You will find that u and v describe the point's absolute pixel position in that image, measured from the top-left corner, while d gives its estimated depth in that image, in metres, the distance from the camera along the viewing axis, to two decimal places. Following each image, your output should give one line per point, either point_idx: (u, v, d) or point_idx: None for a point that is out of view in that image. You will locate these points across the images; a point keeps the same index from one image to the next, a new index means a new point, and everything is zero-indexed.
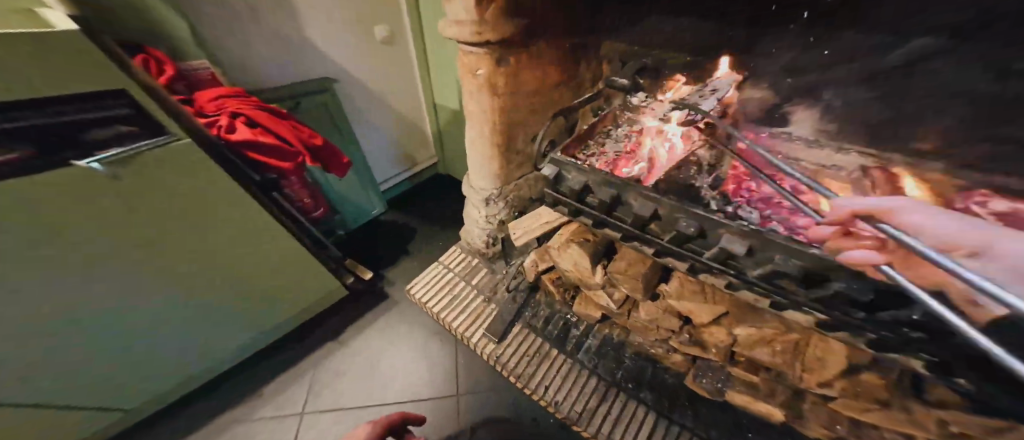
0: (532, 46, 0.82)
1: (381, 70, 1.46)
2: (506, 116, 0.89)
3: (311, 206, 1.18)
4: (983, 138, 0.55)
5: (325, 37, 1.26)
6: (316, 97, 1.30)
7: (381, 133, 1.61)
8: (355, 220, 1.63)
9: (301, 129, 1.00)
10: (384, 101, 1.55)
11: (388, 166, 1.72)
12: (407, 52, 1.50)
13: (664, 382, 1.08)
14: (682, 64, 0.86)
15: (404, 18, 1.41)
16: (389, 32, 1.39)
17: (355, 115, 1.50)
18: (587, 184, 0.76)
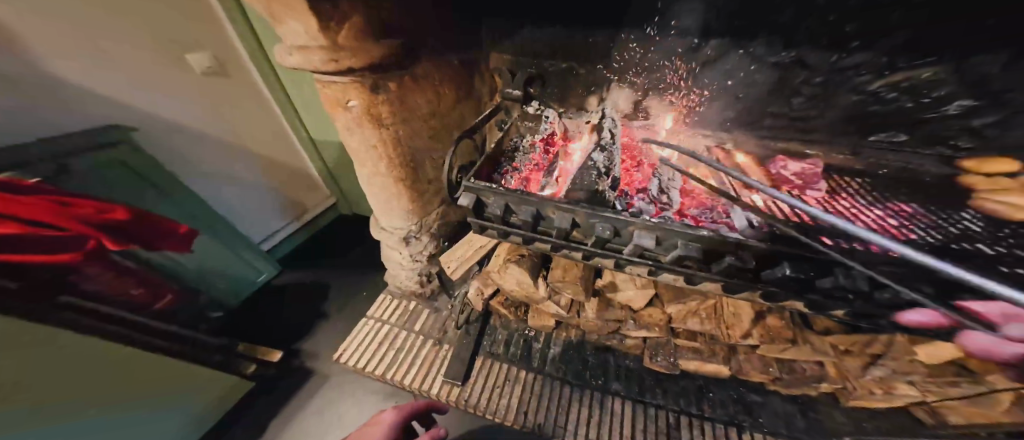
0: (414, 69, 0.75)
1: (216, 107, 1.11)
2: (402, 146, 0.81)
3: (147, 298, 0.90)
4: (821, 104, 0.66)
5: (105, 77, 0.88)
6: (109, 154, 0.88)
7: (240, 183, 1.27)
8: (234, 295, 1.27)
9: (78, 203, 0.68)
10: (236, 146, 1.21)
11: (269, 218, 1.42)
12: (251, 82, 1.16)
13: (628, 369, 1.12)
14: (563, 70, 0.87)
15: (234, 40, 1.06)
16: (214, 62, 1.04)
17: (192, 170, 1.13)
18: (507, 206, 0.71)
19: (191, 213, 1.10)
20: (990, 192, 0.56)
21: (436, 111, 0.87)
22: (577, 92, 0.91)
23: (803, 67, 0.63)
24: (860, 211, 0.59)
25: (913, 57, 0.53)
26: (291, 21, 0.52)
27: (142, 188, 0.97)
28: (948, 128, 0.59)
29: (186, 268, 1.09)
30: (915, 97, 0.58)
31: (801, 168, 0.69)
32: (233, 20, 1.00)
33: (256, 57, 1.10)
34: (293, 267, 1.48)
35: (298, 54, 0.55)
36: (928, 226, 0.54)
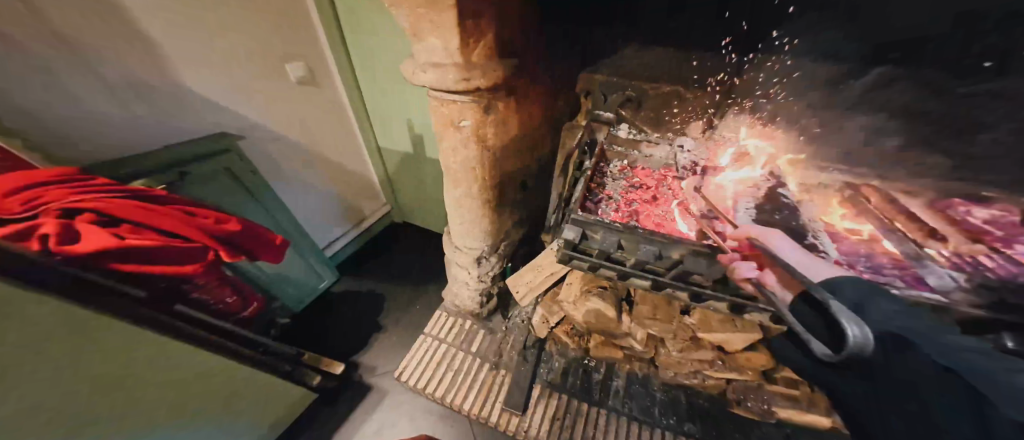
0: (518, 87, 0.71)
1: (305, 117, 1.14)
2: (495, 167, 0.77)
3: (240, 304, 0.92)
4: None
5: (221, 86, 0.91)
6: (218, 161, 0.91)
7: (316, 190, 1.30)
8: (297, 301, 1.29)
9: (203, 213, 0.71)
10: (316, 156, 1.24)
11: (332, 226, 1.42)
12: (334, 91, 1.19)
13: (704, 410, 0.99)
14: (662, 94, 0.78)
15: (324, 51, 1.11)
16: (307, 72, 1.08)
17: (278, 176, 1.15)
18: (620, 243, 0.66)
19: (275, 219, 1.11)
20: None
21: (526, 130, 0.83)
22: (678, 117, 0.81)
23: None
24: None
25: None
26: (433, 39, 0.49)
27: (236, 194, 0.98)
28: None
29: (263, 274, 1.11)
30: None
31: (991, 214, 0.54)
32: (330, 31, 1.04)
33: (342, 66, 1.13)
34: (349, 274, 1.49)
35: (432, 72, 0.53)
36: None
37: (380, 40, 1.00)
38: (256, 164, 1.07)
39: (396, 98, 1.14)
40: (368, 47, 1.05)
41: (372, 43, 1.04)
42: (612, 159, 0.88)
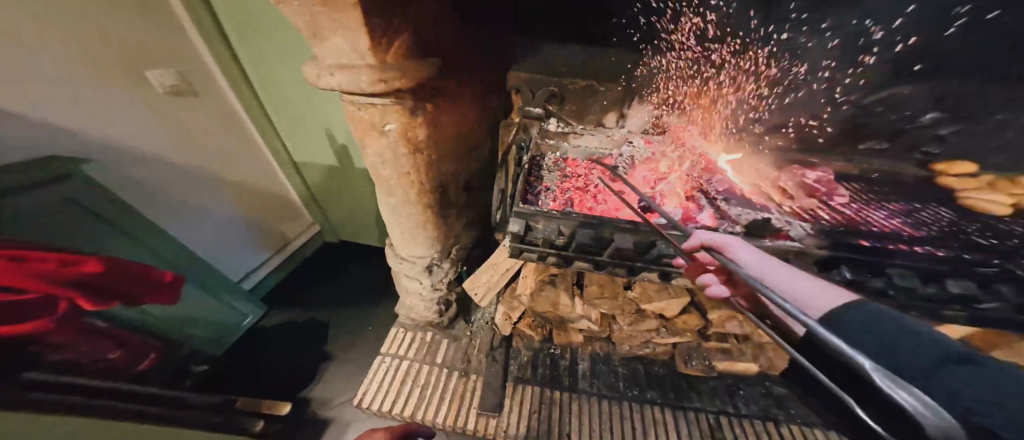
0: (444, 88, 0.70)
1: (183, 130, 0.94)
2: (432, 171, 0.75)
3: (124, 356, 0.81)
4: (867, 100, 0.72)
5: (52, 102, 0.69)
6: (57, 188, 0.68)
7: (215, 216, 1.09)
8: (218, 344, 1.09)
9: (42, 260, 0.63)
10: (210, 176, 1.04)
11: (248, 252, 1.24)
12: (222, 101, 1.01)
13: (658, 375, 1.13)
14: (579, 89, 0.86)
15: (202, 54, 0.92)
16: (179, 79, 0.89)
17: (156, 204, 0.92)
18: (561, 230, 0.70)
19: (163, 256, 0.90)
20: (968, 191, 0.69)
21: (460, 132, 0.82)
22: (594, 110, 0.91)
23: (807, 83, 0.75)
24: (872, 210, 0.66)
25: (892, 79, 0.68)
26: (336, 38, 0.45)
27: (97, 228, 0.76)
28: (923, 138, 0.73)
29: (161, 321, 0.90)
30: (898, 111, 0.72)
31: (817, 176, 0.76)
32: (206, 30, 0.88)
33: (229, 72, 0.97)
34: (283, 306, 1.32)
35: (340, 73, 0.48)
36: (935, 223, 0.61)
37: (280, 42, 0.90)
38: (120, 194, 0.85)
39: (312, 107, 1.03)
40: (265, 51, 0.93)
41: (270, 41, 0.90)
42: (547, 152, 0.92)
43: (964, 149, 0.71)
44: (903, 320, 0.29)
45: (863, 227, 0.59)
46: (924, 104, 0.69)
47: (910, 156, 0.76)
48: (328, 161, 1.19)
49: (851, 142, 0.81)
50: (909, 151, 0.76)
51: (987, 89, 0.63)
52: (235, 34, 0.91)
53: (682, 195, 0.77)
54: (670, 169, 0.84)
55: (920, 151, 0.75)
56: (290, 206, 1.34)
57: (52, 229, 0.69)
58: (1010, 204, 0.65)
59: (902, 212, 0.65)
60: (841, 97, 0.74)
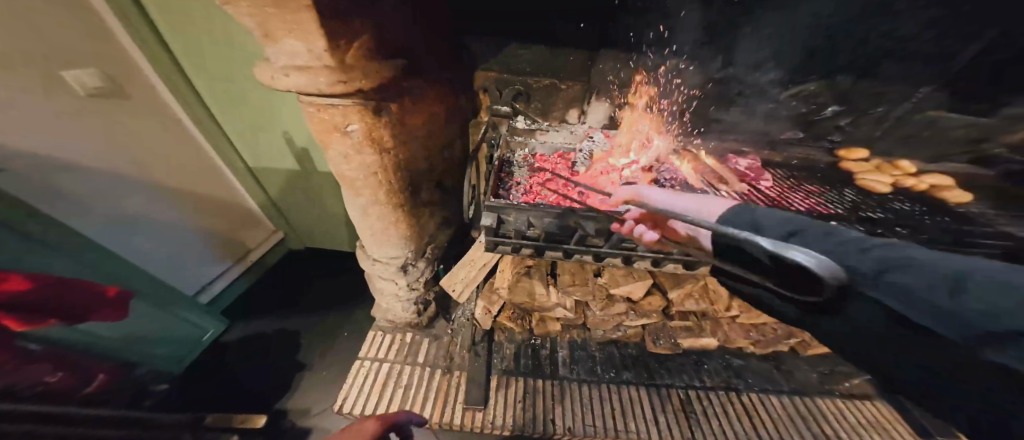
0: (411, 87, 0.71)
1: (112, 135, 0.84)
2: (401, 171, 0.75)
3: (74, 380, 0.74)
4: (808, 80, 0.81)
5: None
6: None
7: (159, 228, 1.00)
8: (176, 361, 1.05)
9: None
10: (149, 186, 0.94)
11: (199, 265, 1.15)
12: (157, 101, 0.91)
13: (634, 357, 1.22)
14: (544, 86, 0.94)
15: (127, 50, 0.83)
16: (103, 79, 0.79)
17: (87, 219, 0.82)
18: (529, 221, 0.74)
19: (107, 270, 0.82)
20: (862, 172, 0.83)
21: (430, 132, 0.84)
22: (558, 107, 0.99)
23: (738, 81, 0.84)
24: (790, 191, 0.77)
25: (801, 77, 0.81)
26: (289, 39, 0.44)
27: (28, 249, 0.67)
28: (823, 128, 0.88)
29: (113, 341, 0.85)
30: (807, 104, 0.85)
31: (748, 163, 0.87)
32: (131, 24, 0.79)
33: (164, 72, 0.88)
34: (251, 317, 1.27)
35: (297, 73, 0.48)
36: (843, 202, 0.73)
37: (228, 42, 0.84)
38: (43, 210, 0.75)
39: (267, 109, 0.99)
40: (208, 50, 0.86)
41: (215, 40, 0.84)
42: (515, 149, 0.97)
43: (859, 137, 0.87)
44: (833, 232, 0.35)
45: (785, 207, 0.70)
46: (828, 99, 0.83)
47: (820, 144, 0.90)
48: (289, 165, 1.14)
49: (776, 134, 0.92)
50: (819, 140, 0.90)
51: (864, 86, 0.79)
52: (170, 30, 0.83)
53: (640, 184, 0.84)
54: (628, 161, 0.90)
55: (827, 140, 0.89)
56: (246, 214, 1.27)
57: None
58: (892, 183, 0.79)
59: (815, 192, 0.78)
60: (772, 93, 0.85)
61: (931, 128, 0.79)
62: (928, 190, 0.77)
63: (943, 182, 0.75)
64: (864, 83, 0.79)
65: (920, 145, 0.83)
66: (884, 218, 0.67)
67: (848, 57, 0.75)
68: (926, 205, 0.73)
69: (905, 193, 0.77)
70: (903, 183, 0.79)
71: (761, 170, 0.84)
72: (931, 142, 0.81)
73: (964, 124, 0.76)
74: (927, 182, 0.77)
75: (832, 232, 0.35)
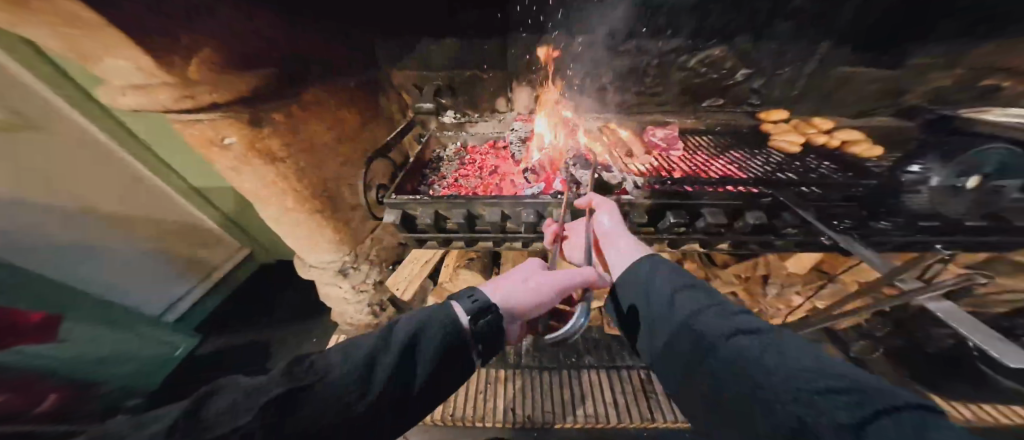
0: (302, 96, 0.72)
1: (28, 163, 0.81)
2: (309, 177, 0.77)
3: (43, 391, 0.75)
4: (711, 38, 0.77)
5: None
6: None
7: (110, 253, 1.01)
8: (144, 379, 1.06)
9: None
10: (89, 213, 0.94)
11: (161, 286, 1.16)
12: (76, 129, 0.90)
13: (596, 341, 1.24)
14: (465, 77, 0.93)
15: (34, 87, 0.82)
16: (4, 112, 0.77)
17: (20, 249, 0.81)
18: (437, 213, 0.75)
19: (35, 293, 0.83)
20: (779, 132, 0.79)
21: (342, 136, 0.85)
22: (486, 98, 0.98)
23: (642, 53, 0.82)
24: (700, 158, 0.71)
25: (704, 39, 0.77)
26: (112, 59, 0.44)
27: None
28: (740, 92, 0.85)
29: (68, 364, 0.87)
30: (718, 69, 0.82)
31: (666, 132, 0.80)
32: (19, 54, 0.77)
33: (76, 102, 0.88)
34: (221, 331, 1.28)
35: (136, 94, 0.48)
36: (758, 166, 0.68)
37: None
38: None
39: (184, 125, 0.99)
40: None
41: None
42: (449, 144, 0.97)
43: (776, 97, 0.84)
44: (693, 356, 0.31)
45: (690, 175, 0.64)
46: (735, 62, 0.80)
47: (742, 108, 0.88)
48: None
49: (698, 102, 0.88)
50: (739, 104, 0.87)
51: (762, 47, 0.77)
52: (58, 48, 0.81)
53: (551, 166, 0.83)
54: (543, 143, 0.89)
55: (747, 103, 0.87)
56: (204, 233, 1.28)
57: None
58: (804, 141, 0.76)
59: (735, 158, 0.72)
60: (687, 62, 0.82)
61: (851, 82, 0.81)
62: (840, 146, 0.75)
63: (853, 137, 0.73)
64: (762, 44, 0.77)
65: (845, 104, 0.84)
66: (795, 178, 0.62)
67: (742, 19, 0.73)
68: (835, 160, 0.71)
69: (816, 150, 0.74)
70: (816, 140, 0.76)
71: (672, 140, 0.78)
72: (857, 99, 0.83)
73: (877, 79, 0.79)
74: (838, 139, 0.75)
75: (698, 346, 0.30)
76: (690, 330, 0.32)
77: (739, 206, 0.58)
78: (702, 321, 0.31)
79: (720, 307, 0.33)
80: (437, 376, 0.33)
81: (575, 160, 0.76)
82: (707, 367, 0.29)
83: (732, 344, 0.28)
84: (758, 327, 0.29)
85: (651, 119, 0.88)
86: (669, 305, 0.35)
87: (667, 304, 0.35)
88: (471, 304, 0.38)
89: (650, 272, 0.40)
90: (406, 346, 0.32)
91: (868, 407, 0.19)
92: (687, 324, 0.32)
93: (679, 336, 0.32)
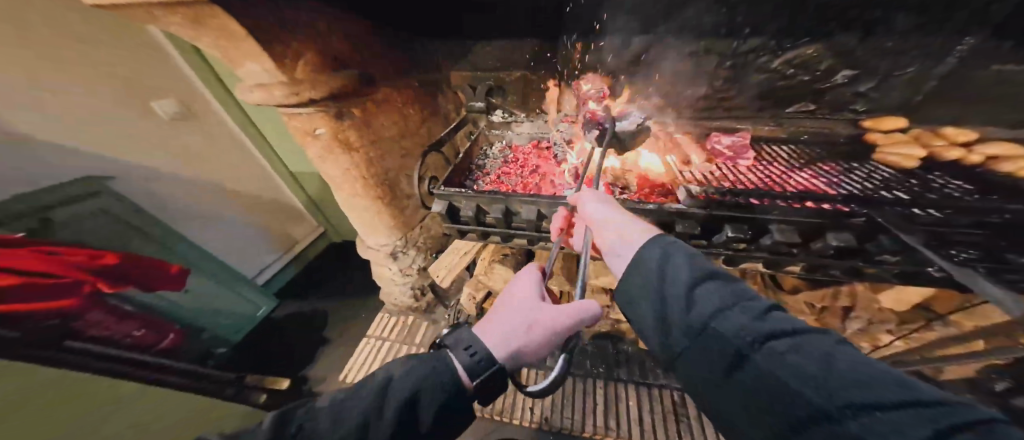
0: (376, 94, 0.80)
1: (187, 146, 1.04)
2: (376, 166, 0.86)
3: (150, 337, 0.94)
4: (805, 34, 0.64)
5: (71, 130, 0.79)
6: (87, 203, 0.83)
7: (230, 222, 1.22)
8: (235, 331, 1.26)
9: (73, 252, 0.78)
10: (221, 189, 1.16)
11: (259, 254, 1.37)
12: (220, 120, 1.12)
13: (628, 354, 1.19)
14: (516, 78, 0.95)
15: (199, 87, 1.05)
16: (178, 106, 1.00)
17: (174, 212, 1.04)
18: (479, 207, 0.78)
19: (175, 252, 1.04)
20: (887, 144, 0.67)
21: (405, 132, 0.93)
22: (534, 99, 0.99)
23: (713, 54, 0.72)
24: (769, 169, 0.64)
25: (795, 37, 0.65)
26: (248, 62, 0.56)
27: (121, 233, 0.91)
28: (842, 95, 0.70)
29: (186, 308, 1.09)
30: (810, 70, 0.68)
31: (734, 140, 0.71)
32: (192, 60, 0.99)
33: (223, 98, 1.09)
34: (294, 298, 1.46)
35: (260, 90, 0.59)
36: (850, 181, 0.58)
37: None
38: (140, 205, 0.97)
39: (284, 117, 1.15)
40: None
41: None
42: (495, 141, 1.02)
43: (890, 102, 0.68)
44: (726, 366, 0.26)
45: (756, 187, 0.58)
46: (833, 62, 0.66)
47: (842, 113, 0.72)
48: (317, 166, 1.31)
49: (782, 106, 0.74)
50: (838, 110, 0.72)
51: (874, 44, 0.62)
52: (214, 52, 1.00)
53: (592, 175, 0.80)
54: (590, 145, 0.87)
55: (848, 108, 0.71)
56: (295, 211, 1.48)
57: (95, 236, 0.86)
58: (924, 155, 0.63)
59: (816, 168, 0.63)
60: (776, 63, 0.69)
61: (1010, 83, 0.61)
62: (984, 162, 0.60)
63: (1007, 153, 0.58)
64: (873, 42, 0.62)
65: (998, 111, 0.65)
66: (904, 198, 0.51)
67: (843, 14, 0.59)
68: (978, 181, 0.58)
69: (938, 165, 0.63)
70: (943, 153, 0.63)
71: (744, 147, 0.69)
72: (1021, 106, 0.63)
73: None
74: (982, 154, 0.60)
75: (732, 358, 0.26)
76: (722, 336, 0.27)
77: (818, 226, 0.51)
78: (732, 326, 0.27)
79: (747, 301, 0.28)
80: (438, 428, 0.36)
81: (623, 166, 0.73)
82: (743, 381, 0.25)
83: (781, 360, 0.23)
84: (794, 324, 0.26)
85: (713, 126, 0.78)
86: (691, 301, 0.30)
87: (683, 300, 0.30)
88: (473, 364, 0.37)
89: (659, 262, 0.34)
90: (404, 407, 0.34)
91: (933, 427, 0.17)
92: (717, 330, 0.27)
93: (703, 338, 0.28)
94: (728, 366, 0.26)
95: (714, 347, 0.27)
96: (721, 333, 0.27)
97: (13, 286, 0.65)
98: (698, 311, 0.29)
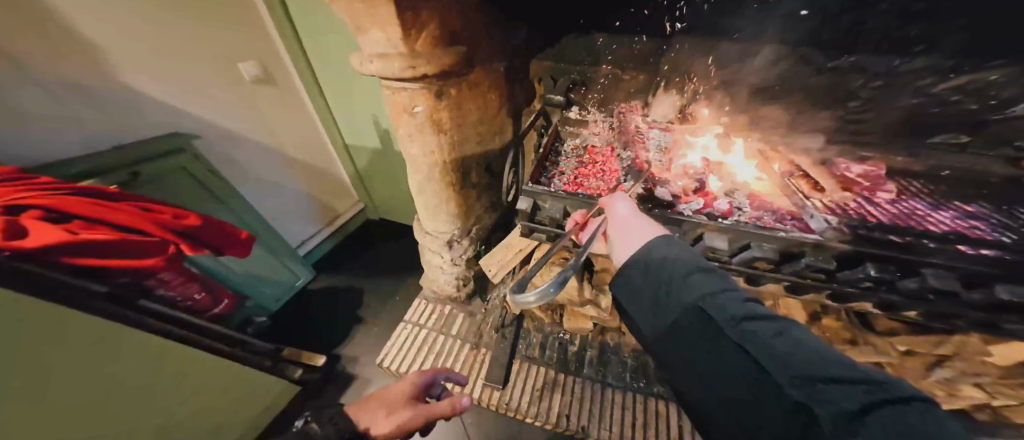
0: (470, 75, 0.75)
1: (259, 110, 1.08)
2: (456, 152, 0.82)
3: (208, 301, 0.92)
4: (991, 57, 0.54)
5: (165, 86, 0.87)
6: (167, 161, 0.88)
7: (285, 188, 1.25)
8: (274, 300, 1.25)
9: (159, 210, 0.73)
10: (280, 155, 1.19)
11: (304, 224, 1.37)
12: (292, 86, 1.14)
13: None
14: (605, 74, 0.89)
15: (280, 52, 1.06)
16: (259, 70, 1.03)
17: (241, 172, 1.10)
18: (565, 210, 0.72)
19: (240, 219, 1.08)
20: None
21: (486, 117, 0.87)
22: (619, 98, 0.92)
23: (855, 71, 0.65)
24: (903, 203, 0.60)
25: (976, 60, 0.56)
26: (373, 31, 0.54)
27: (195, 191, 0.96)
28: (1014, 129, 0.58)
29: (236, 275, 1.10)
30: (980, 99, 0.58)
31: (864, 169, 0.67)
32: (280, 25, 0.98)
33: (299, 65, 1.08)
34: (329, 272, 1.44)
35: (379, 61, 0.58)
36: (1009, 222, 0.53)
37: (341, 43, 0.98)
38: (212, 161, 1.02)
39: (361, 96, 1.10)
40: (322, 42, 1.00)
41: (325, 32, 0.97)
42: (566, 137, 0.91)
43: None
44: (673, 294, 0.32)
45: (901, 223, 0.55)
46: (1022, 90, 0.55)
47: (999, 150, 0.61)
48: (373, 143, 1.25)
49: (921, 137, 0.67)
50: (997, 145, 0.61)
51: None
52: (298, 17, 0.97)
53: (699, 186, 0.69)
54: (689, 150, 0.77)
55: (1011, 145, 0.60)
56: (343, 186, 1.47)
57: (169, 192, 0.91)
58: None
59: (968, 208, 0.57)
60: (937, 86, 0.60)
61: None
62: None
63: None
64: None
65: None
66: None
67: None
68: None
69: None
70: None
71: (878, 180, 0.65)
72: None
73: None
74: None
75: (683, 288, 0.32)
76: (681, 275, 0.33)
77: (978, 277, 0.47)
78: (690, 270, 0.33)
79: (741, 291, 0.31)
80: None
81: (733, 182, 0.69)
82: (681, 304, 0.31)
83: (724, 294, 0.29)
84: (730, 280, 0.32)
85: (830, 148, 0.72)
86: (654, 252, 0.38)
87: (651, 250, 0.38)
88: None
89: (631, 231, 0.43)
90: None
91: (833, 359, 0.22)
92: (678, 270, 0.33)
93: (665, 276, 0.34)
94: (678, 296, 0.32)
95: (669, 281, 0.33)
96: (679, 272, 0.33)
97: (113, 240, 0.61)
98: (659, 257, 0.36)
